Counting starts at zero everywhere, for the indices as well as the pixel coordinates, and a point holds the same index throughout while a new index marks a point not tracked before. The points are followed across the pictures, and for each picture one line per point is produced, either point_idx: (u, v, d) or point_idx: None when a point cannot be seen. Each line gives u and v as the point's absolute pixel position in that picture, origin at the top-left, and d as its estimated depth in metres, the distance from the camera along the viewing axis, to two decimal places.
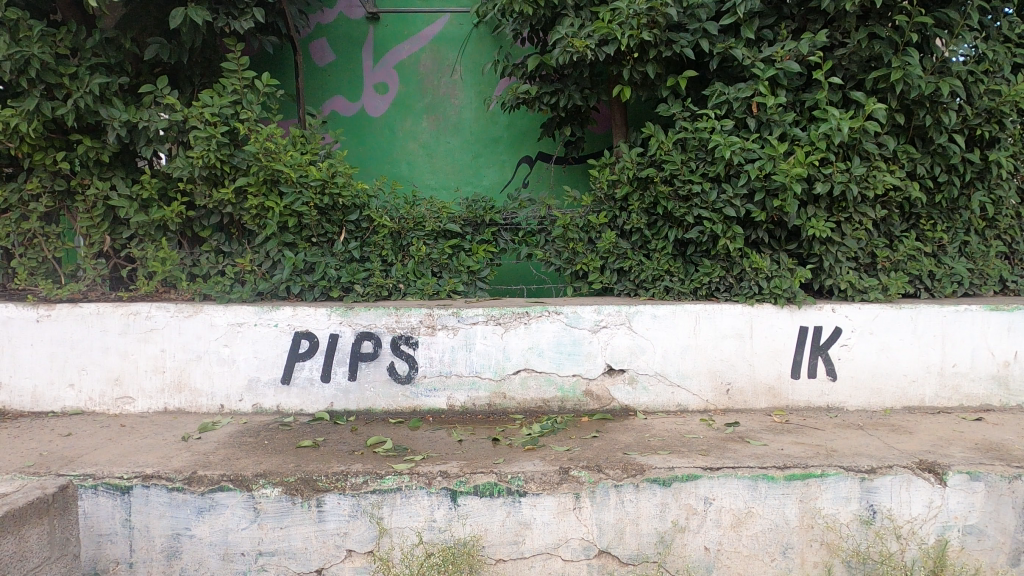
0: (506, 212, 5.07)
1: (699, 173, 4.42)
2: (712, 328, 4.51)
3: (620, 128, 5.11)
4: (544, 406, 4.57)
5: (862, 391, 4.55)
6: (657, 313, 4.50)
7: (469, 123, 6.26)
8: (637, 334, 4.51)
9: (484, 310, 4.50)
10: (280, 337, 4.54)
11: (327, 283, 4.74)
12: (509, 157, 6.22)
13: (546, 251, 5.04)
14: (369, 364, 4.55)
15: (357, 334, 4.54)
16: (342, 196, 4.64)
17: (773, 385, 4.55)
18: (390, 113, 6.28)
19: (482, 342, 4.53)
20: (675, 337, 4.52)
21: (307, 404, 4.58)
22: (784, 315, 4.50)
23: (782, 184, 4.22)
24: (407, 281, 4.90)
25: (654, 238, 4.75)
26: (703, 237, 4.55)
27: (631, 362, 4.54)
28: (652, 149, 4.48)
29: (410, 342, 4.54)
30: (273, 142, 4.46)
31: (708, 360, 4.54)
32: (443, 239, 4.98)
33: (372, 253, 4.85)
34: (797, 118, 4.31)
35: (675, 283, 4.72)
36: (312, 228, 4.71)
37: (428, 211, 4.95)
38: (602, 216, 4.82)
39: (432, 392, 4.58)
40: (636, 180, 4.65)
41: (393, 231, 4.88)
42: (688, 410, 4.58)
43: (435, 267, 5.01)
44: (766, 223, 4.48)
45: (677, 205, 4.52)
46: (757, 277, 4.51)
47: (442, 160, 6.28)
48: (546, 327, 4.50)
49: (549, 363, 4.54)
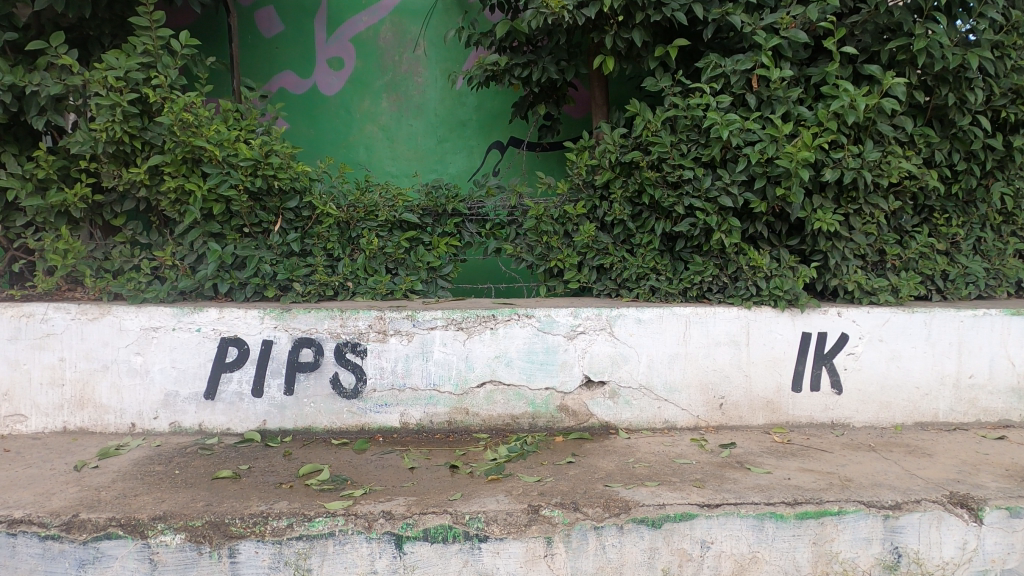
0: (471, 201, 4.45)
1: (691, 157, 3.86)
2: (704, 335, 3.97)
3: (601, 108, 4.55)
4: (512, 424, 3.98)
5: (870, 406, 4.04)
6: (641, 317, 3.94)
7: (434, 103, 5.62)
8: (619, 341, 3.94)
9: (443, 313, 3.90)
10: (203, 344, 3.87)
11: (262, 280, 4.07)
12: (478, 142, 5.60)
13: (516, 245, 4.44)
14: (308, 375, 3.91)
15: (295, 341, 3.89)
16: (279, 179, 3.98)
17: (771, 399, 4.02)
18: (345, 92, 5.61)
19: (440, 350, 3.92)
20: (662, 344, 3.96)
21: (236, 422, 3.91)
22: (784, 320, 3.98)
23: (785, 170, 3.69)
24: (357, 279, 4.29)
25: (639, 231, 4.18)
26: (694, 231, 3.99)
27: (612, 373, 3.97)
28: (638, 130, 3.92)
29: (358, 350, 3.91)
30: (194, 114, 3.79)
31: (699, 370, 3.99)
32: (399, 231, 4.36)
33: (315, 246, 4.20)
34: (802, 95, 3.77)
35: (662, 283, 4.15)
36: (243, 217, 4.04)
37: (382, 198, 4.32)
38: (580, 207, 4.24)
39: (383, 408, 3.95)
40: (619, 165, 4.10)
41: (340, 220, 4.24)
42: (676, 428, 4.02)
43: (389, 263, 4.38)
44: (766, 215, 3.94)
45: (665, 193, 3.97)
46: (755, 277, 3.96)
47: (404, 144, 5.63)
48: (515, 332, 3.91)
49: (518, 374, 3.94)
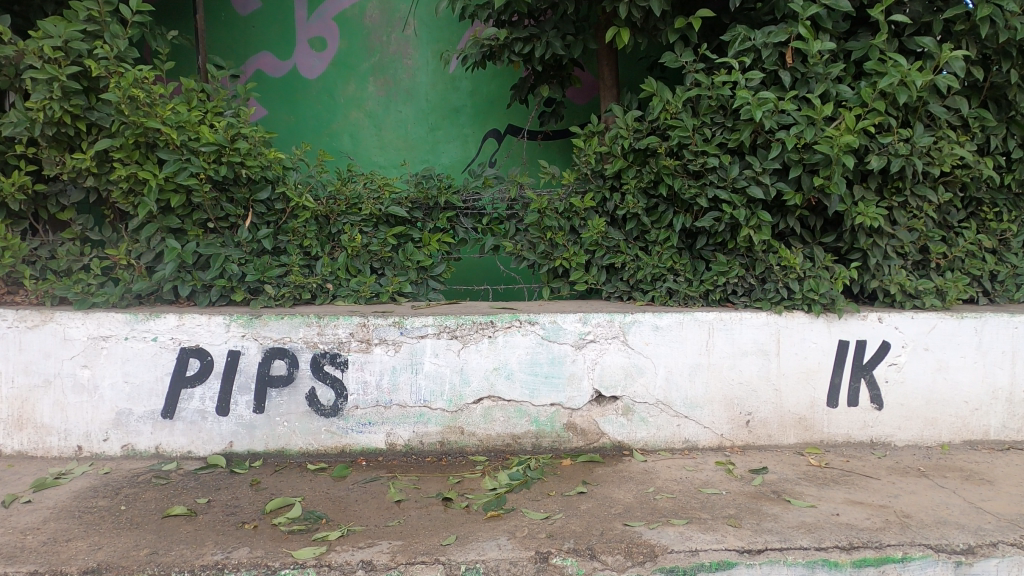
0: (466, 192, 3.99)
1: (716, 143, 3.41)
2: (729, 344, 3.52)
3: (611, 90, 4.10)
4: (513, 445, 3.52)
5: (914, 423, 3.61)
6: (659, 324, 3.49)
7: (425, 88, 5.13)
8: (634, 351, 3.49)
9: (435, 319, 3.44)
10: (160, 355, 3.39)
11: (228, 282, 3.59)
12: (473, 130, 5.12)
13: (517, 243, 3.97)
14: (281, 391, 3.44)
15: (266, 352, 3.42)
16: (247, 167, 3.50)
17: (804, 416, 3.58)
18: (328, 75, 5.12)
19: (432, 362, 3.46)
20: (681, 354, 3.51)
21: (198, 445, 3.42)
22: (819, 327, 3.54)
23: (825, 157, 3.24)
24: (337, 280, 3.83)
25: (655, 227, 3.73)
26: (718, 226, 3.54)
27: (626, 387, 3.52)
28: (656, 112, 3.46)
29: (338, 362, 3.44)
30: (147, 92, 3.30)
31: (723, 384, 3.54)
32: (385, 227, 3.88)
33: (289, 243, 3.71)
34: (843, 72, 3.32)
35: (680, 284, 3.69)
36: (207, 211, 3.55)
37: (366, 189, 3.85)
38: (588, 200, 3.79)
39: (366, 428, 3.48)
40: (632, 152, 3.65)
41: (318, 215, 3.76)
42: (697, 448, 3.57)
43: (374, 262, 3.92)
44: (800, 208, 3.49)
45: (686, 184, 3.52)
46: (786, 278, 3.52)
47: (392, 132, 5.15)
48: (516, 341, 3.46)
49: (520, 390, 3.48)
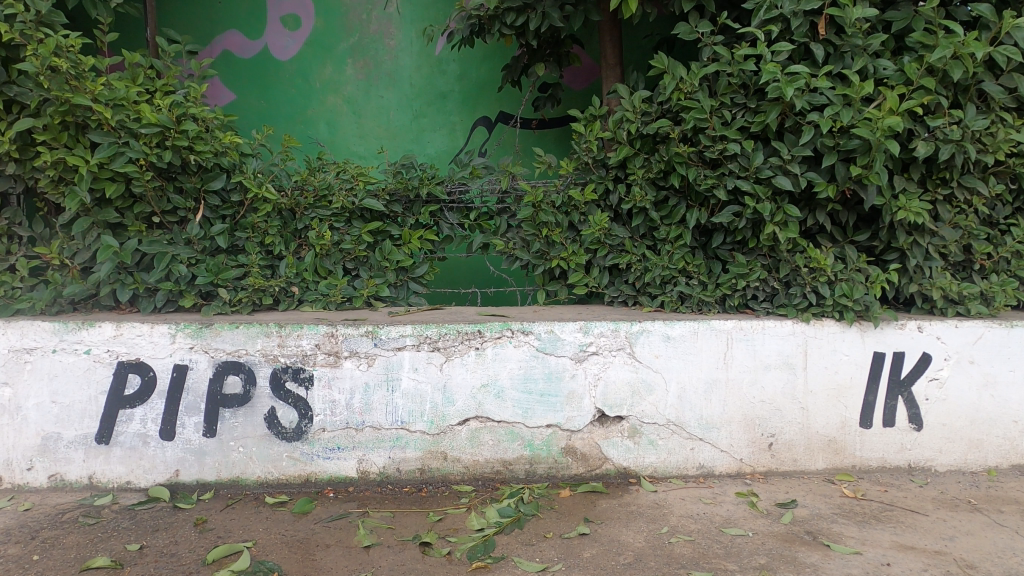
0: (451, 183, 3.54)
1: (737, 126, 2.98)
2: (750, 358, 3.09)
3: (614, 69, 3.68)
4: (503, 472, 3.07)
5: (957, 446, 3.19)
6: (670, 334, 3.05)
7: (409, 71, 4.63)
8: (642, 365, 3.06)
9: (414, 329, 2.99)
10: (94, 371, 2.92)
11: (175, 285, 3.11)
12: (461, 118, 4.62)
13: (508, 241, 3.53)
14: (235, 412, 2.97)
15: (218, 367, 2.96)
16: (196, 152, 3.04)
17: (833, 438, 3.15)
18: (303, 56, 4.63)
19: (410, 378, 3.01)
20: (696, 369, 3.08)
21: (138, 475, 2.96)
22: (851, 338, 3.11)
23: (863, 143, 2.82)
24: (304, 283, 3.37)
25: (665, 223, 3.30)
26: (738, 222, 3.10)
27: (632, 407, 3.08)
28: (668, 91, 3.03)
29: (301, 378, 2.99)
30: (74, 63, 2.82)
31: (742, 402, 3.11)
32: (359, 222, 3.43)
33: (247, 241, 3.24)
34: (884, 46, 2.89)
35: (694, 288, 3.26)
36: (151, 203, 3.08)
37: (337, 179, 3.40)
38: (589, 192, 3.36)
39: (334, 454, 3.02)
40: (640, 138, 3.22)
41: (282, 208, 3.31)
42: (713, 475, 3.14)
43: (346, 262, 3.46)
44: (832, 203, 3.05)
45: (702, 174, 3.09)
46: (815, 282, 3.09)
47: (373, 120, 4.65)
48: (508, 354, 3.02)
49: (511, 410, 3.04)
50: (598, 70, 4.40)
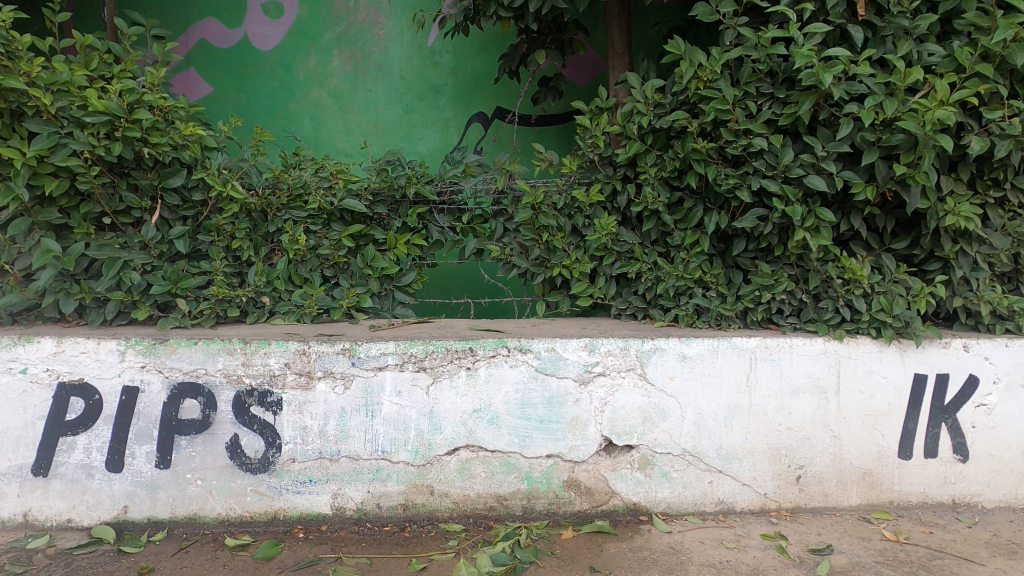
0: (441, 182, 3.19)
1: (763, 119, 2.64)
2: (776, 380, 2.75)
3: (622, 58, 3.34)
4: (497, 509, 2.72)
5: (1007, 479, 2.84)
6: (687, 353, 2.71)
7: (399, 63, 4.27)
8: (654, 389, 2.72)
9: (397, 346, 2.64)
10: (31, 394, 2.56)
11: (128, 296, 2.75)
12: (455, 113, 4.25)
13: (504, 247, 3.21)
14: (193, 440, 2.61)
15: (174, 389, 2.60)
16: (151, 145, 2.69)
17: (868, 470, 2.81)
18: (285, 46, 4.27)
19: (392, 403, 2.66)
20: (715, 393, 2.74)
21: (81, 512, 2.60)
22: (890, 358, 2.77)
23: (908, 137, 2.48)
24: (276, 293, 3.02)
25: (679, 228, 2.96)
26: (764, 227, 2.75)
27: (643, 435, 2.73)
28: (686, 80, 2.69)
29: (268, 403, 2.63)
30: (6, 41, 2.47)
31: (768, 430, 2.76)
32: (338, 225, 3.09)
33: (211, 245, 2.89)
34: (932, 29, 2.55)
35: (712, 301, 2.92)
36: (100, 202, 2.73)
37: (314, 177, 3.05)
38: (595, 193, 3.01)
39: (305, 488, 2.66)
40: (652, 133, 2.90)
41: (252, 209, 2.96)
42: (733, 512, 2.79)
43: (325, 269, 3.11)
44: (870, 206, 2.71)
45: (723, 173, 2.75)
46: (848, 294, 2.76)
47: (360, 115, 4.29)
48: (503, 375, 2.67)
49: (507, 438, 2.69)
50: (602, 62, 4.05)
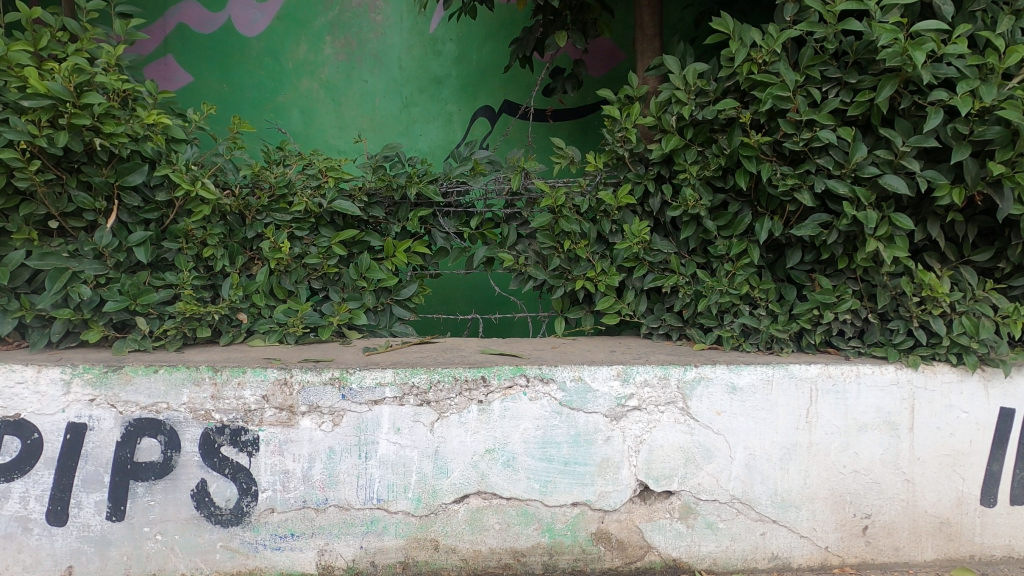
0: (447, 182, 2.78)
1: (830, 109, 2.24)
2: (840, 416, 2.35)
3: (653, 41, 2.94)
4: (513, 567, 2.31)
5: None
6: (737, 383, 2.31)
7: (397, 52, 3.85)
8: (698, 426, 2.32)
9: (396, 375, 2.23)
10: None
11: (77, 314, 2.33)
12: (459, 107, 3.84)
13: (518, 255, 2.80)
14: (152, 487, 2.19)
15: (129, 427, 2.18)
16: (104, 136, 2.27)
17: (946, 520, 2.40)
18: (273, 32, 3.85)
19: (390, 442, 2.25)
20: (769, 430, 2.33)
21: (17, 573, 2.18)
22: (972, 390, 2.37)
23: (1007, 130, 2.08)
24: (255, 309, 2.60)
25: (722, 236, 2.55)
26: (827, 235, 2.35)
27: (685, 480, 2.33)
28: (737, 62, 2.29)
29: (242, 443, 2.21)
30: None
31: (830, 474, 2.36)
32: (328, 230, 2.68)
33: (178, 254, 2.47)
34: None
35: (761, 320, 2.52)
36: (44, 203, 2.31)
37: (301, 175, 2.65)
38: (624, 195, 2.61)
39: (286, 544, 2.25)
40: (692, 126, 2.51)
41: (227, 212, 2.55)
42: (789, 569, 2.38)
43: (312, 281, 2.71)
44: (953, 211, 2.31)
45: (779, 173, 2.35)
46: (924, 315, 2.36)
47: (355, 109, 3.87)
48: (521, 409, 2.27)
49: (525, 484, 2.28)
50: (622, 53, 3.66)
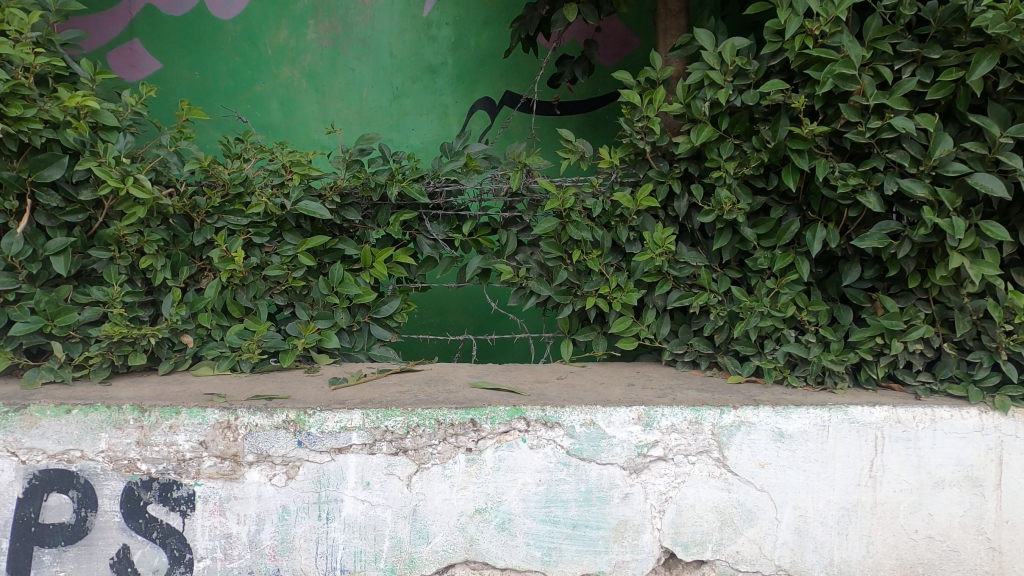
0: (435, 180, 2.34)
1: (904, 92, 1.81)
2: (911, 471, 1.91)
3: (678, 18, 2.50)
4: None
5: None
6: (784, 430, 1.89)
7: (388, 38, 3.25)
8: (737, 481, 1.89)
9: (365, 418, 1.81)
10: None
11: None
12: (456, 100, 3.27)
13: (518, 267, 2.38)
14: (62, 555, 1.78)
15: (33, 480, 1.77)
16: (11, 120, 1.88)
17: None
18: (251, 14, 3.21)
19: (358, 501, 1.82)
20: (824, 487, 1.90)
21: None
22: None
23: None
24: (203, 331, 2.19)
25: (763, 246, 2.13)
26: (898, 246, 1.91)
27: (720, 547, 1.90)
28: (788, 35, 1.85)
29: (174, 501, 1.79)
30: None
31: (898, 540, 1.92)
32: (293, 237, 2.26)
33: (108, 264, 2.06)
34: None
35: (811, 348, 2.09)
36: None
37: (260, 171, 2.23)
38: (645, 197, 2.18)
39: None
40: (728, 114, 2.08)
41: (169, 214, 2.13)
42: None
43: (275, 296, 2.29)
44: None
45: (837, 171, 1.92)
46: (1016, 346, 1.91)
47: (341, 100, 3.26)
48: (519, 461, 1.84)
49: (524, 552, 1.86)
50: (635, 42, 3.21)
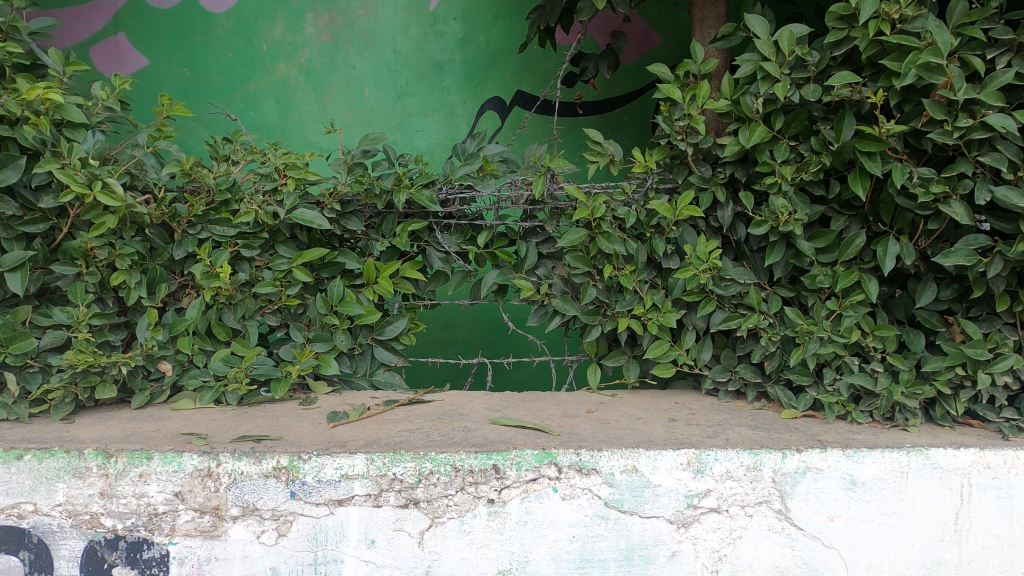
0: (447, 186, 2.07)
1: (999, 85, 1.56)
2: (1002, 524, 1.65)
3: (717, 6, 2.24)
4: None
5: None
6: (857, 477, 1.62)
7: (391, 32, 2.97)
8: (802, 537, 1.62)
9: (370, 464, 1.54)
10: None
11: None
12: (464, 99, 3.00)
13: (539, 282, 2.11)
14: None
15: None
16: None
17: None
18: (245, 6, 2.92)
19: (361, 561, 1.55)
20: (902, 543, 1.64)
21: None
22: None
23: None
24: (184, 356, 1.92)
25: (822, 261, 1.85)
26: (987, 263, 1.66)
27: None
28: (863, 18, 1.59)
29: (143, 563, 1.53)
30: None
31: None
32: (287, 249, 1.99)
33: (73, 282, 1.79)
34: None
35: (879, 379, 1.82)
36: None
37: (249, 175, 1.96)
38: (687, 206, 1.91)
39: None
40: (784, 111, 1.82)
41: (145, 223, 1.87)
42: None
43: (266, 317, 2.02)
44: None
45: (916, 177, 1.67)
46: None
47: (341, 99, 2.98)
48: (549, 514, 1.57)
49: None
50: (658, 39, 2.94)
